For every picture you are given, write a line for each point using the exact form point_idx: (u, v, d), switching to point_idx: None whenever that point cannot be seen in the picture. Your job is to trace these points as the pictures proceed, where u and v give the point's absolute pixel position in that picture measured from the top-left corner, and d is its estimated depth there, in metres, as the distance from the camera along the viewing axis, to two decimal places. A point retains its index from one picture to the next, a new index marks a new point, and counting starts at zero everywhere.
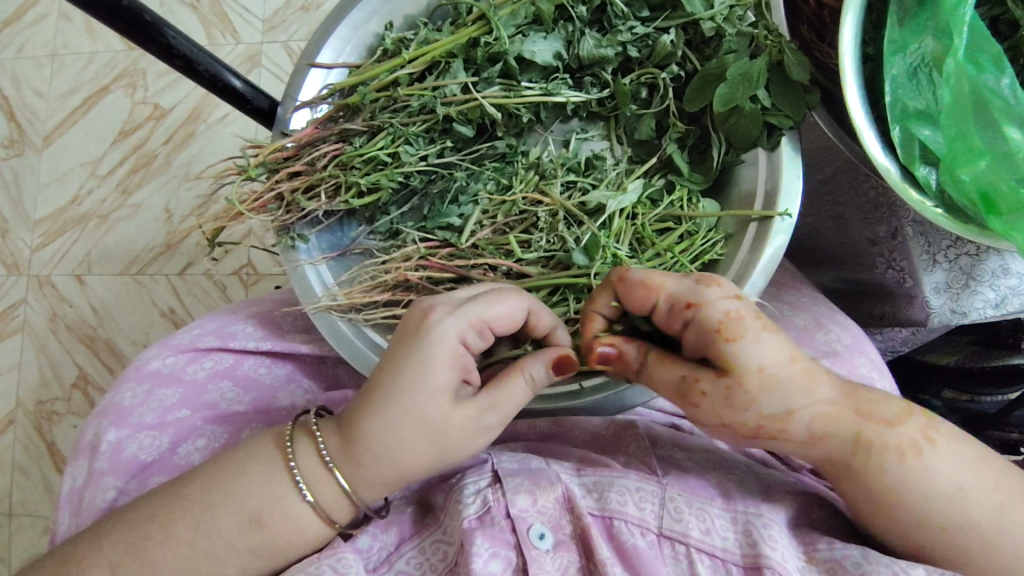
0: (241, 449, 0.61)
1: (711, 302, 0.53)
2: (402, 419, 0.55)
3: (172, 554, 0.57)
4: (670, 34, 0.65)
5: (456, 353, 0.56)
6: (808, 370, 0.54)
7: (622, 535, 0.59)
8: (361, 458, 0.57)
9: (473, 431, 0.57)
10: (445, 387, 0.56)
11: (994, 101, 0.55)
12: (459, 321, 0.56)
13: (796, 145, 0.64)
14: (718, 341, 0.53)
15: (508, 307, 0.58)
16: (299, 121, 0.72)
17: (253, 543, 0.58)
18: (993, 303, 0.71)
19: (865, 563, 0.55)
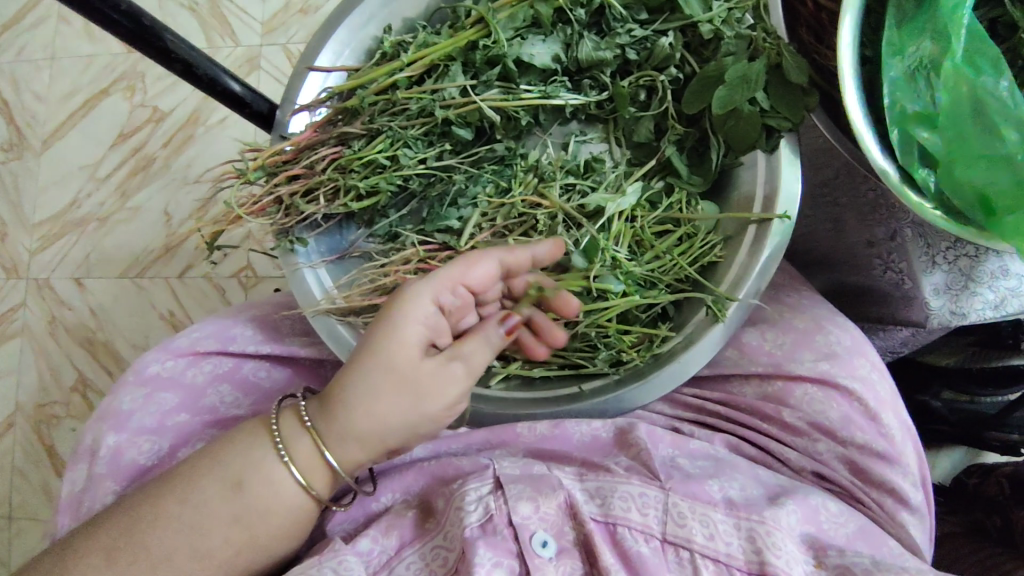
0: (235, 432, 0.62)
1: None
2: (376, 370, 0.57)
3: (162, 528, 0.58)
4: (669, 38, 0.66)
5: (427, 309, 0.59)
6: None
7: (626, 542, 0.60)
8: (336, 414, 0.58)
9: (445, 378, 0.57)
10: (415, 339, 0.57)
11: (992, 103, 0.55)
12: (435, 281, 0.59)
13: (796, 148, 0.65)
14: None
15: (481, 265, 0.60)
16: (298, 124, 0.73)
17: (236, 511, 0.59)
18: (993, 305, 0.72)
19: (876, 568, 0.57)
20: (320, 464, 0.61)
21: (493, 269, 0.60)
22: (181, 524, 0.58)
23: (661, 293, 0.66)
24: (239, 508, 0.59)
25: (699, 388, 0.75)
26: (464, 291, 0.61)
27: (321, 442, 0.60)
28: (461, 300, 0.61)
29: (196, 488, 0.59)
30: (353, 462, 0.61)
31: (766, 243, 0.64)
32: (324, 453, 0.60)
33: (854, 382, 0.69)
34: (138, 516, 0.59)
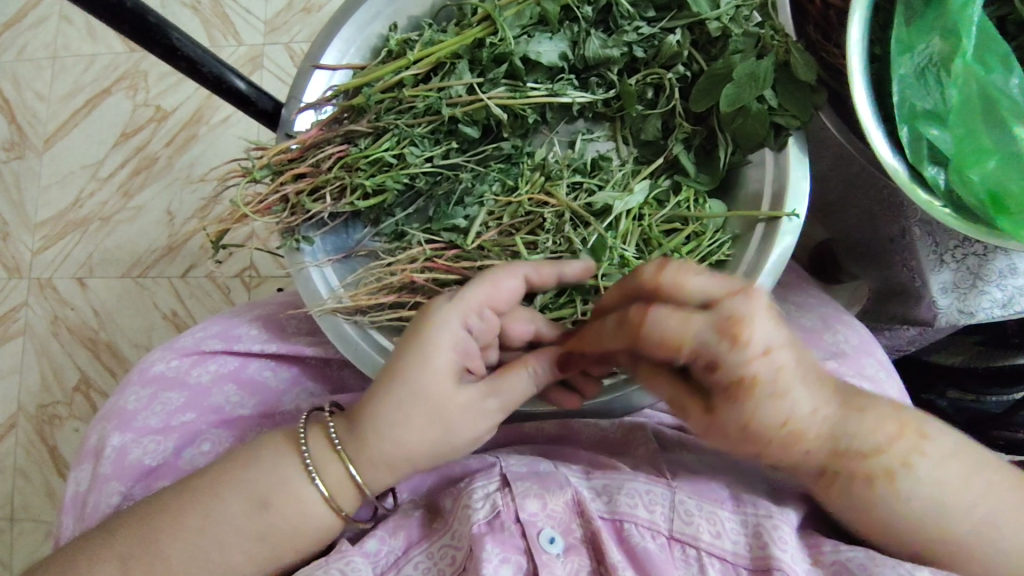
0: (257, 443, 0.62)
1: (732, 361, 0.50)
2: (409, 400, 0.58)
3: (182, 540, 0.58)
4: (676, 35, 0.66)
5: (458, 337, 0.59)
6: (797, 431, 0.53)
7: (634, 539, 0.59)
8: (366, 440, 0.59)
9: (476, 410, 0.59)
10: (447, 368, 0.58)
11: (1002, 100, 0.55)
12: (462, 304, 0.59)
13: (803, 144, 0.64)
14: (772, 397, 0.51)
15: (506, 284, 0.60)
16: (304, 121, 0.72)
17: (260, 529, 0.59)
18: (1000, 304, 0.71)
19: (872, 564, 0.55)
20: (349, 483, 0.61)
21: (521, 286, 0.60)
22: (201, 539, 0.58)
23: None
24: (248, 518, 0.58)
25: None
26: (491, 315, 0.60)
27: (350, 461, 0.60)
28: (488, 322, 0.61)
29: (209, 499, 0.59)
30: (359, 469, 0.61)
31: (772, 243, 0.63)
32: (349, 468, 0.60)
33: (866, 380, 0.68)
34: (152, 524, 0.58)
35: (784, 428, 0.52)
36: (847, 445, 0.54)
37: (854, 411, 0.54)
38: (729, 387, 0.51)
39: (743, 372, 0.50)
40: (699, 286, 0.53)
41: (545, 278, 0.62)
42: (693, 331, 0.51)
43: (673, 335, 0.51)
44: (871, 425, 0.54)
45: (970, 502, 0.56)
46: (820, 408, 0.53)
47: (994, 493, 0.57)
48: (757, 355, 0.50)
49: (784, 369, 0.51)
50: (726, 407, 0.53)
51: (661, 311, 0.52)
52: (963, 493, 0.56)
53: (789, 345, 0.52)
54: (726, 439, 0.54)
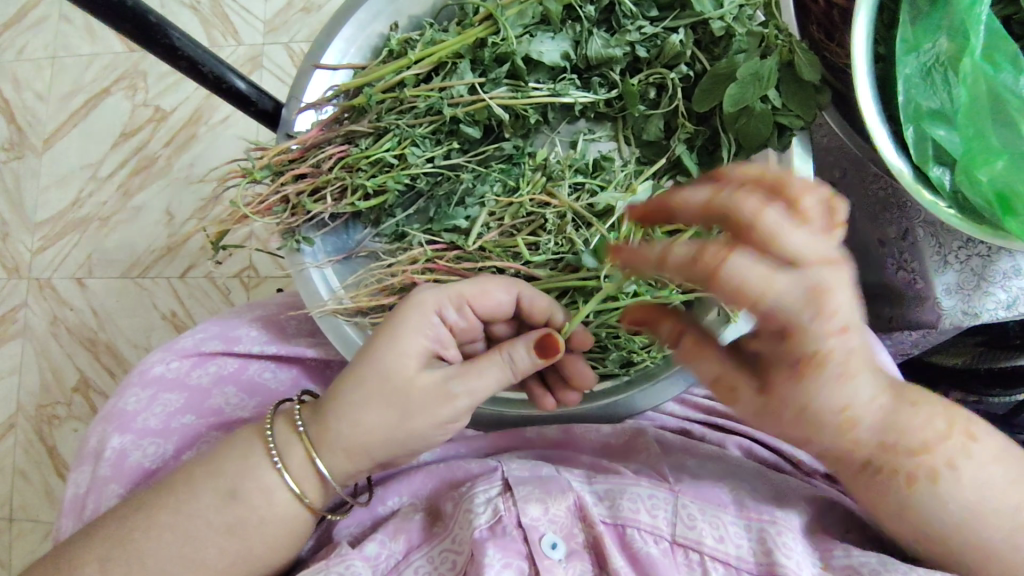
0: (229, 440, 0.62)
1: (813, 338, 0.44)
2: (371, 378, 0.57)
3: (156, 538, 0.58)
4: (679, 34, 0.65)
5: (429, 321, 0.59)
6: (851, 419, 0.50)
7: (636, 543, 0.59)
8: (327, 420, 0.59)
9: (439, 396, 0.57)
10: (413, 350, 0.58)
11: (1010, 99, 0.55)
12: (438, 290, 0.60)
13: (808, 144, 0.64)
14: (834, 374, 0.47)
15: (494, 293, 0.60)
16: (304, 122, 0.72)
17: (229, 521, 0.58)
18: (1005, 304, 0.70)
19: (883, 569, 0.54)
20: (312, 475, 0.61)
21: (510, 299, 0.61)
22: (177, 536, 0.58)
23: (672, 292, 0.64)
24: (238, 516, 0.59)
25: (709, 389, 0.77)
26: (471, 314, 0.61)
27: (313, 453, 0.59)
28: (467, 321, 0.61)
29: (201, 503, 0.58)
30: (350, 474, 0.60)
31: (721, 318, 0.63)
32: (312, 459, 0.60)
33: None
34: (147, 529, 0.58)
35: (843, 414, 0.49)
36: (896, 438, 0.52)
37: (903, 405, 0.52)
38: (796, 360, 0.46)
39: (816, 349, 0.45)
40: (794, 240, 0.42)
41: (536, 310, 0.62)
42: (777, 295, 0.43)
43: (751, 295, 0.43)
44: (922, 420, 0.52)
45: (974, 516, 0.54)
46: (877, 397, 0.50)
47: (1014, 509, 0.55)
48: (836, 334, 0.45)
49: (855, 352, 0.46)
50: (789, 384, 0.47)
51: (745, 267, 0.43)
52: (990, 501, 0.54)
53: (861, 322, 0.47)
54: (777, 423, 0.50)
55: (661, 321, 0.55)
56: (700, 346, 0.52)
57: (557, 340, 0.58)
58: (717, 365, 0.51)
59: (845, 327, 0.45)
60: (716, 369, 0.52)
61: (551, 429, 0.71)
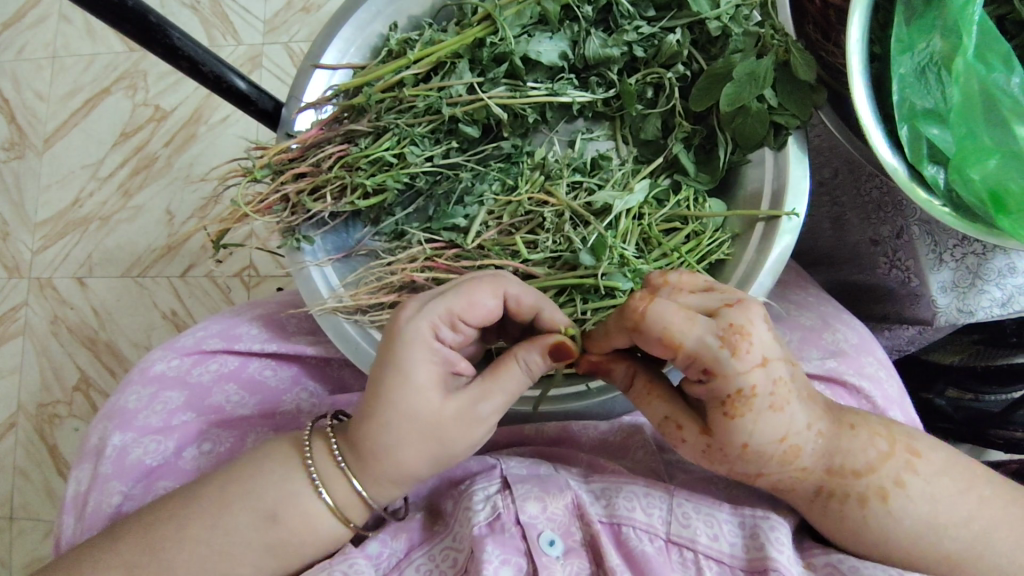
0: (258, 454, 0.61)
1: (734, 373, 0.49)
2: (396, 420, 0.55)
3: (178, 551, 0.57)
4: (676, 35, 0.66)
5: (433, 348, 0.55)
6: (794, 450, 0.53)
7: (631, 541, 0.59)
8: (365, 459, 0.57)
9: (469, 421, 0.55)
10: (429, 383, 0.55)
11: (1003, 99, 0.55)
12: (428, 313, 0.56)
13: (803, 145, 0.64)
14: (765, 410, 0.50)
15: (481, 299, 0.56)
16: (304, 121, 0.73)
17: (270, 543, 0.58)
18: (1000, 302, 0.72)
19: (863, 568, 0.55)
20: (342, 493, 0.59)
21: (496, 305, 0.57)
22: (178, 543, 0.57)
23: None
24: (233, 525, 0.58)
25: None
26: (466, 326, 0.57)
27: (350, 471, 0.58)
28: (463, 334, 0.58)
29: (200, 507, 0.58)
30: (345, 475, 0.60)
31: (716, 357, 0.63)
32: (350, 480, 0.58)
33: (866, 380, 0.69)
34: (153, 525, 0.58)
35: (781, 443, 0.52)
36: (841, 462, 0.55)
37: (847, 429, 0.56)
38: (727, 399, 0.50)
39: (739, 383, 0.49)
40: (698, 300, 0.52)
41: (523, 308, 0.58)
42: (695, 338, 0.49)
43: (673, 334, 0.49)
44: (862, 444, 0.55)
45: (968, 515, 0.55)
46: (812, 424, 0.54)
47: (1000, 503, 0.56)
48: (757, 369, 0.49)
49: (781, 382, 0.51)
50: (724, 421, 0.51)
51: (664, 307, 0.50)
52: (976, 492, 0.56)
53: (786, 355, 0.52)
54: (726, 460, 0.54)
55: (613, 371, 0.59)
56: (651, 386, 0.57)
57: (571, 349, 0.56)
58: (667, 404, 0.56)
59: (760, 362, 0.49)
60: (667, 410, 0.56)
61: (549, 426, 0.72)
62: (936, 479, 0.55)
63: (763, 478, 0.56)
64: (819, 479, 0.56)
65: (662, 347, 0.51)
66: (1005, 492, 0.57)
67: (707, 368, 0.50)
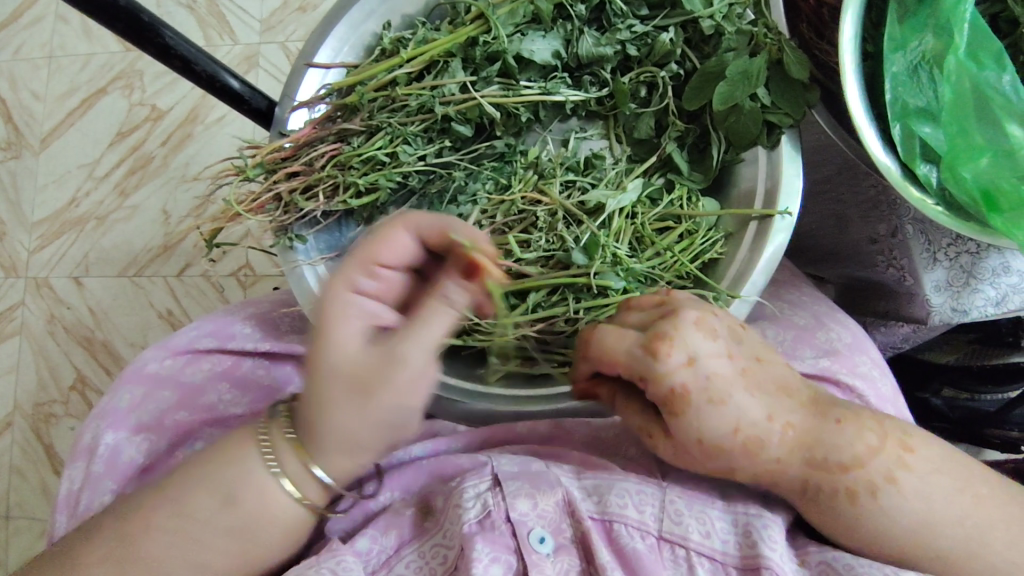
0: (226, 442, 0.58)
1: (665, 371, 0.55)
2: (321, 380, 0.51)
3: (155, 544, 0.57)
4: (670, 33, 0.66)
5: (348, 300, 0.52)
6: (756, 444, 0.55)
7: (622, 539, 0.59)
8: (316, 435, 0.53)
9: (389, 366, 0.49)
10: (348, 336, 0.51)
11: (994, 98, 0.55)
12: (342, 267, 0.53)
13: (797, 143, 0.63)
14: (706, 405, 0.55)
15: (392, 238, 0.53)
16: (297, 121, 0.72)
17: (231, 526, 0.57)
18: (993, 302, 0.72)
19: (858, 566, 0.55)
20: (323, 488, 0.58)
21: (408, 243, 0.53)
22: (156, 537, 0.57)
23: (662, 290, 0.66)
24: (208, 521, 0.57)
25: None
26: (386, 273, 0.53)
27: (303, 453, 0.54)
28: (389, 283, 0.54)
29: (174, 501, 0.57)
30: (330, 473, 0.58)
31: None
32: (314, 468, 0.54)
33: (860, 379, 0.68)
34: (134, 522, 0.57)
35: (734, 436, 0.55)
36: (822, 454, 0.55)
37: (831, 422, 0.56)
38: (667, 398, 0.56)
39: (669, 381, 0.55)
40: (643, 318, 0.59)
41: (439, 240, 0.53)
42: (624, 346, 0.57)
43: (612, 350, 0.58)
44: (849, 437, 0.55)
45: (959, 514, 0.55)
46: (771, 417, 0.56)
47: (992, 502, 0.56)
48: (682, 366, 0.55)
49: (715, 377, 0.55)
50: (673, 419, 0.56)
51: (604, 331, 0.59)
52: (964, 491, 0.55)
53: (722, 353, 0.56)
54: (692, 458, 0.57)
55: (600, 393, 0.63)
56: (629, 402, 0.61)
57: (480, 262, 0.51)
58: (642, 415, 0.60)
59: (688, 360, 0.55)
60: (642, 419, 0.60)
61: (541, 425, 0.71)
62: (924, 475, 0.55)
63: (740, 475, 0.57)
64: (800, 472, 0.56)
65: (608, 362, 0.59)
66: (999, 491, 0.57)
67: (642, 373, 0.57)
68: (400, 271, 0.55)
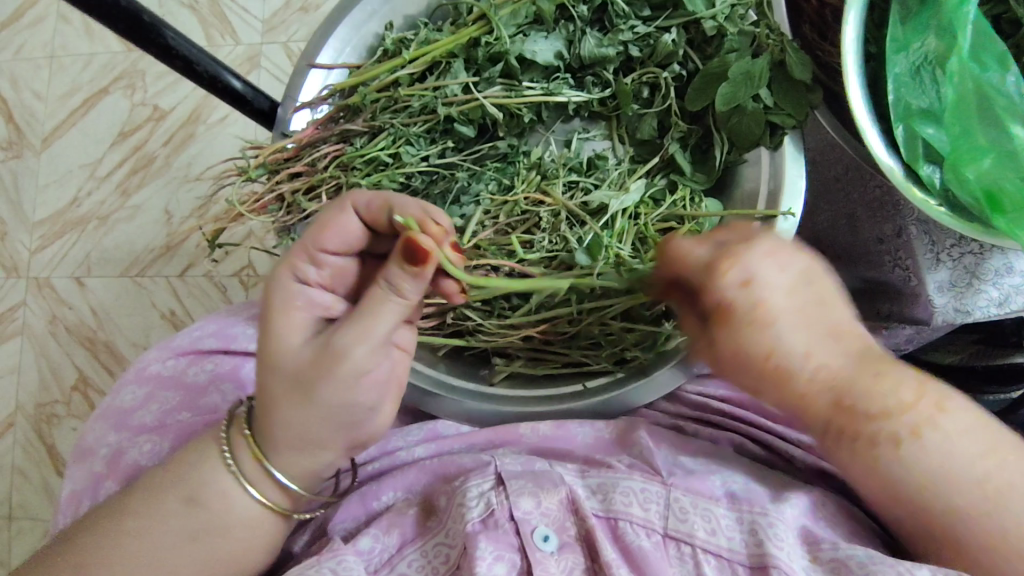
0: (203, 443, 0.58)
1: (722, 283, 0.53)
2: (267, 376, 0.52)
3: (133, 547, 0.55)
4: (671, 34, 0.65)
5: (292, 293, 0.53)
6: (795, 374, 0.54)
7: (628, 536, 0.59)
8: (270, 431, 0.54)
9: (328, 360, 0.49)
10: (296, 329, 0.52)
11: (996, 99, 0.56)
12: (286, 258, 0.54)
13: (799, 145, 0.64)
14: (755, 324, 0.53)
15: (333, 225, 0.53)
16: (299, 121, 0.72)
17: (195, 528, 0.56)
18: (997, 303, 0.71)
19: (871, 564, 0.54)
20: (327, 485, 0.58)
21: (347, 230, 0.53)
22: (137, 540, 0.55)
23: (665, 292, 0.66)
24: (195, 523, 0.56)
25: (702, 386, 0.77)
26: (329, 259, 0.54)
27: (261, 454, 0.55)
28: (335, 268, 0.55)
29: (161, 504, 0.56)
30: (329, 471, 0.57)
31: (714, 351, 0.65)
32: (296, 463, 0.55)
33: None
34: (116, 523, 0.56)
35: (769, 361, 0.54)
36: (855, 400, 0.54)
37: (873, 371, 0.54)
38: (717, 310, 0.54)
39: (724, 295, 0.54)
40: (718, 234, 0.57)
41: (377, 220, 0.53)
42: (695, 257, 0.55)
43: (677, 259, 0.56)
44: (888, 386, 0.54)
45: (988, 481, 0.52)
46: (821, 352, 0.54)
47: None
48: (737, 285, 0.53)
49: (770, 301, 0.53)
50: (717, 332, 0.55)
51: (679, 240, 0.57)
52: (992, 455, 0.53)
53: (788, 283, 0.54)
54: (728, 372, 0.56)
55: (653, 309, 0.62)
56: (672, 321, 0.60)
57: (424, 248, 0.46)
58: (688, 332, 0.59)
59: (745, 279, 0.53)
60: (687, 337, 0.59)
61: (544, 424, 0.70)
62: (954, 436, 0.53)
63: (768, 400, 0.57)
64: (827, 412, 0.55)
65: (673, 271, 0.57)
66: None
67: (700, 285, 0.55)
68: (345, 256, 0.55)
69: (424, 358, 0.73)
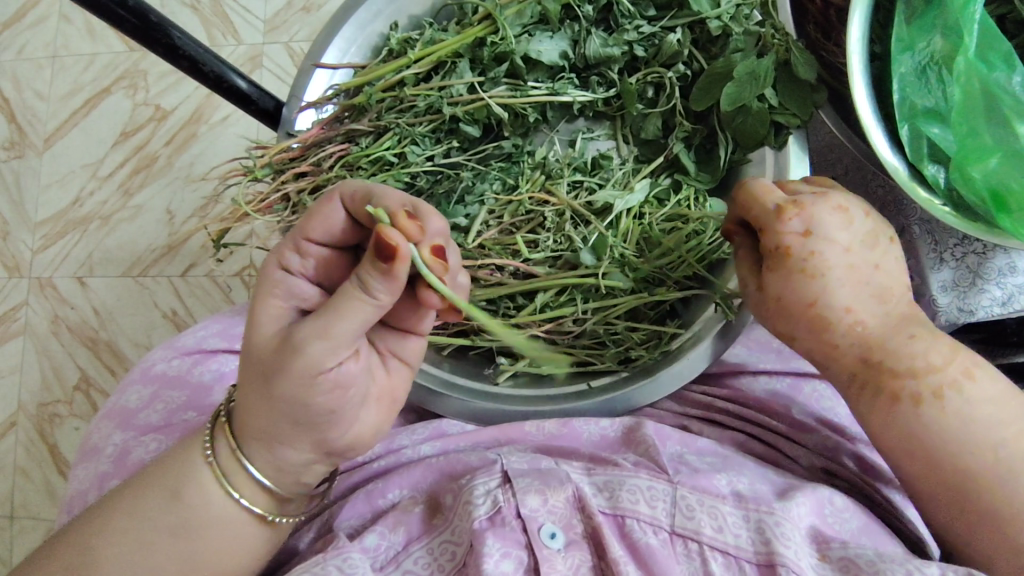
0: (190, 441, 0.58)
1: (783, 228, 0.56)
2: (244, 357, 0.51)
3: (119, 546, 0.55)
4: (676, 34, 0.66)
5: (274, 278, 0.52)
6: (831, 321, 0.57)
7: (635, 534, 0.59)
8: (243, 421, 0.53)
9: (289, 350, 0.48)
10: (271, 315, 0.51)
11: (1004, 97, 0.55)
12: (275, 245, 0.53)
13: (803, 144, 0.64)
14: (802, 270, 0.56)
15: (321, 213, 0.52)
16: (304, 121, 0.72)
17: (175, 524, 0.55)
18: (1000, 302, 0.71)
19: (881, 562, 0.54)
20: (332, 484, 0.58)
21: (332, 219, 0.52)
22: (125, 538, 0.55)
23: (670, 291, 0.66)
24: (181, 519, 0.55)
25: (706, 385, 0.77)
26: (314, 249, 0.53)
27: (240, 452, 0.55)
28: (321, 261, 0.53)
29: (148, 501, 0.56)
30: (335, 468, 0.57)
31: (738, 334, 0.65)
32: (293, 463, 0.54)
33: None
34: (104, 521, 0.55)
35: (811, 307, 0.57)
36: (883, 356, 0.57)
37: (909, 332, 0.57)
38: (770, 253, 0.58)
39: (781, 239, 0.56)
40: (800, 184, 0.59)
41: (361, 212, 0.52)
42: (762, 203, 0.57)
43: (747, 200, 0.58)
44: (919, 348, 0.56)
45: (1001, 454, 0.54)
46: (863, 305, 0.57)
47: None
48: (797, 235, 0.56)
49: (822, 251, 0.56)
50: (767, 275, 0.58)
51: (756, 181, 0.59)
52: (1013, 426, 0.54)
53: (846, 240, 0.57)
54: (766, 315, 0.60)
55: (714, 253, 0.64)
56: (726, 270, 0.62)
57: (390, 243, 0.43)
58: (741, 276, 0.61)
59: (805, 229, 0.56)
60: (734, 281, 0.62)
61: (550, 422, 0.70)
62: (976, 403, 0.55)
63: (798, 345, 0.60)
64: (853, 363, 0.58)
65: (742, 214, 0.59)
66: None
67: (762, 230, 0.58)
68: (332, 248, 0.54)
69: (429, 357, 0.73)
